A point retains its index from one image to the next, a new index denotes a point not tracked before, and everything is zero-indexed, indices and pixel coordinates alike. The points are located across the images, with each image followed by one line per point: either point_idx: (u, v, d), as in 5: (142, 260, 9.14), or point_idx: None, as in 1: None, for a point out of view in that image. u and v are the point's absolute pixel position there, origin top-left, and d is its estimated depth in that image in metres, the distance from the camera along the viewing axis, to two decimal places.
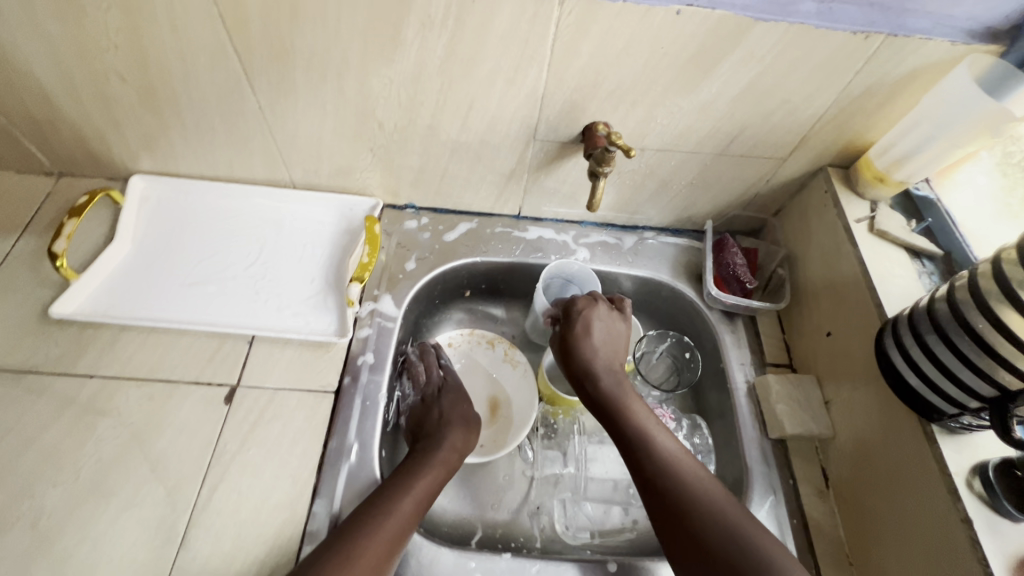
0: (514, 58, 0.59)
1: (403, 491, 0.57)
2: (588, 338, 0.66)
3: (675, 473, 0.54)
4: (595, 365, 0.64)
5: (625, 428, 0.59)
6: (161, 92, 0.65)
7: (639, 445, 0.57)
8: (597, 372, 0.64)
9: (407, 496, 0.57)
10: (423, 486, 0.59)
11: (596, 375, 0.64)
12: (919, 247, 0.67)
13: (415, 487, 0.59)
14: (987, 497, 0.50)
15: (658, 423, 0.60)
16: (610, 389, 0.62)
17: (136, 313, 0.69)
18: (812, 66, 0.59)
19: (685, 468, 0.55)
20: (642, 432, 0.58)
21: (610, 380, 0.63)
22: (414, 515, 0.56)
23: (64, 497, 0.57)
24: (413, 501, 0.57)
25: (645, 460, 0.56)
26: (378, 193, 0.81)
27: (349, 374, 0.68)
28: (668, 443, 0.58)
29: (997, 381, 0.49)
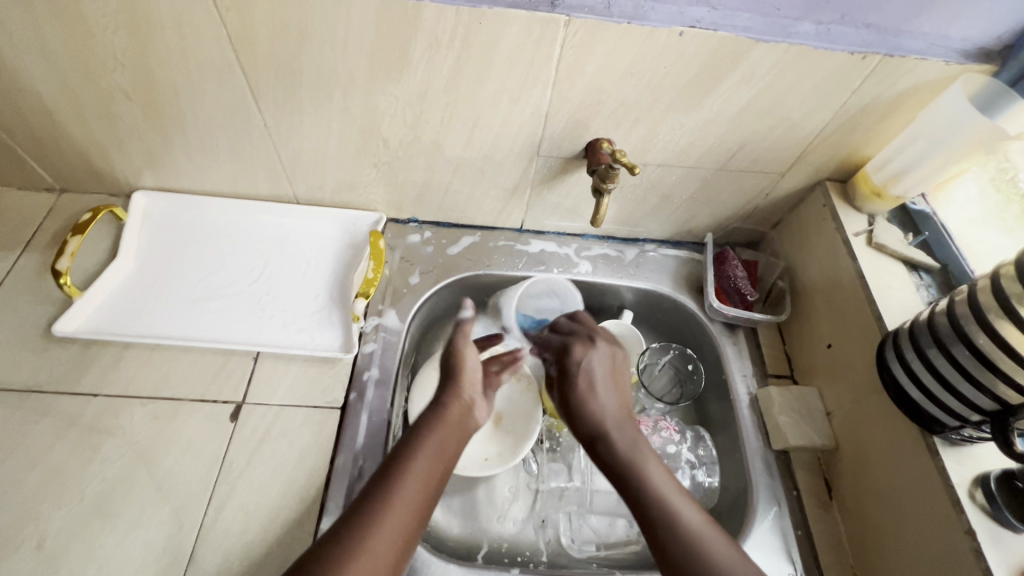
0: (520, 78, 0.60)
1: (404, 491, 0.52)
2: (597, 393, 0.64)
3: (690, 540, 0.49)
4: (605, 421, 0.62)
5: (637, 491, 0.55)
6: (166, 110, 0.65)
7: (652, 507, 0.53)
8: (609, 431, 0.61)
9: (408, 498, 0.51)
10: (424, 487, 0.53)
11: (608, 436, 0.61)
12: (917, 260, 0.68)
13: (416, 487, 0.53)
14: (990, 508, 0.51)
15: (674, 483, 0.55)
16: (623, 448, 0.59)
17: (140, 331, 0.69)
18: (811, 85, 0.60)
19: (704, 537, 0.50)
20: (657, 493, 0.54)
21: (622, 440, 0.60)
22: (415, 519, 0.51)
23: (69, 519, 0.57)
24: (415, 501, 0.52)
25: (656, 524, 0.51)
26: (381, 208, 0.81)
27: (355, 389, 0.68)
28: (686, 506, 0.53)
29: (996, 395, 0.50)
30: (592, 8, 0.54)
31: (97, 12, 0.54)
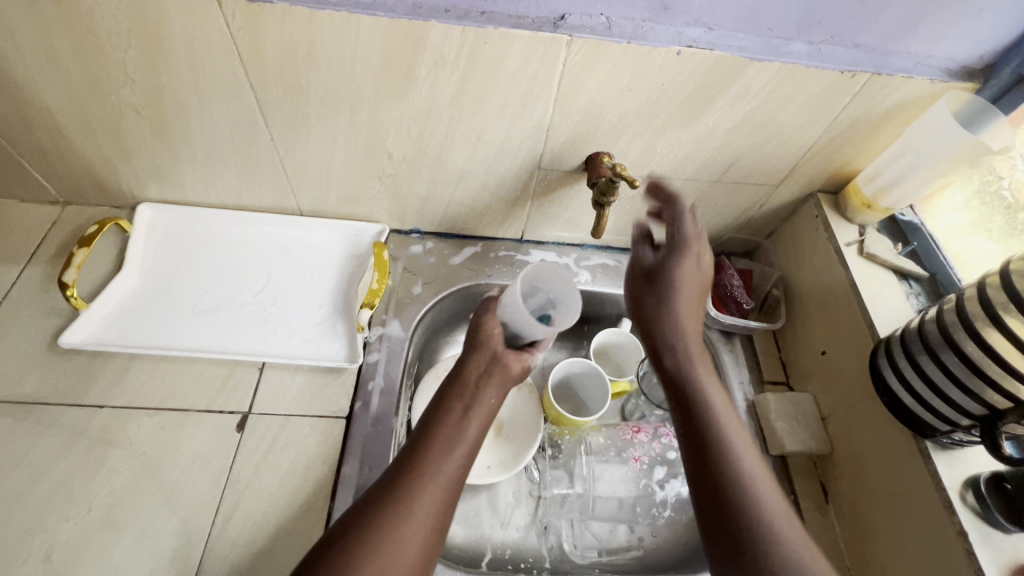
0: (522, 94, 0.62)
1: (438, 467, 0.49)
2: (668, 306, 0.59)
3: (757, 521, 0.44)
4: (682, 338, 0.57)
5: (706, 446, 0.49)
6: (174, 125, 0.67)
7: (720, 473, 0.47)
8: (686, 348, 0.56)
9: (447, 468, 0.50)
10: (465, 454, 0.51)
11: (680, 348, 0.57)
12: (907, 269, 0.71)
13: (447, 462, 0.50)
14: (980, 509, 0.53)
15: (743, 435, 0.50)
16: (698, 372, 0.55)
17: (146, 342, 0.70)
18: (803, 102, 0.63)
19: (751, 462, 0.48)
20: (714, 417, 0.51)
21: (687, 356, 0.56)
22: (451, 493, 0.50)
23: (77, 531, 0.57)
24: (455, 464, 0.51)
25: (723, 487, 0.47)
26: (384, 219, 0.82)
27: (360, 399, 0.69)
28: (757, 466, 0.48)
29: (986, 400, 0.52)
30: (593, 29, 0.56)
31: (110, 30, 0.55)
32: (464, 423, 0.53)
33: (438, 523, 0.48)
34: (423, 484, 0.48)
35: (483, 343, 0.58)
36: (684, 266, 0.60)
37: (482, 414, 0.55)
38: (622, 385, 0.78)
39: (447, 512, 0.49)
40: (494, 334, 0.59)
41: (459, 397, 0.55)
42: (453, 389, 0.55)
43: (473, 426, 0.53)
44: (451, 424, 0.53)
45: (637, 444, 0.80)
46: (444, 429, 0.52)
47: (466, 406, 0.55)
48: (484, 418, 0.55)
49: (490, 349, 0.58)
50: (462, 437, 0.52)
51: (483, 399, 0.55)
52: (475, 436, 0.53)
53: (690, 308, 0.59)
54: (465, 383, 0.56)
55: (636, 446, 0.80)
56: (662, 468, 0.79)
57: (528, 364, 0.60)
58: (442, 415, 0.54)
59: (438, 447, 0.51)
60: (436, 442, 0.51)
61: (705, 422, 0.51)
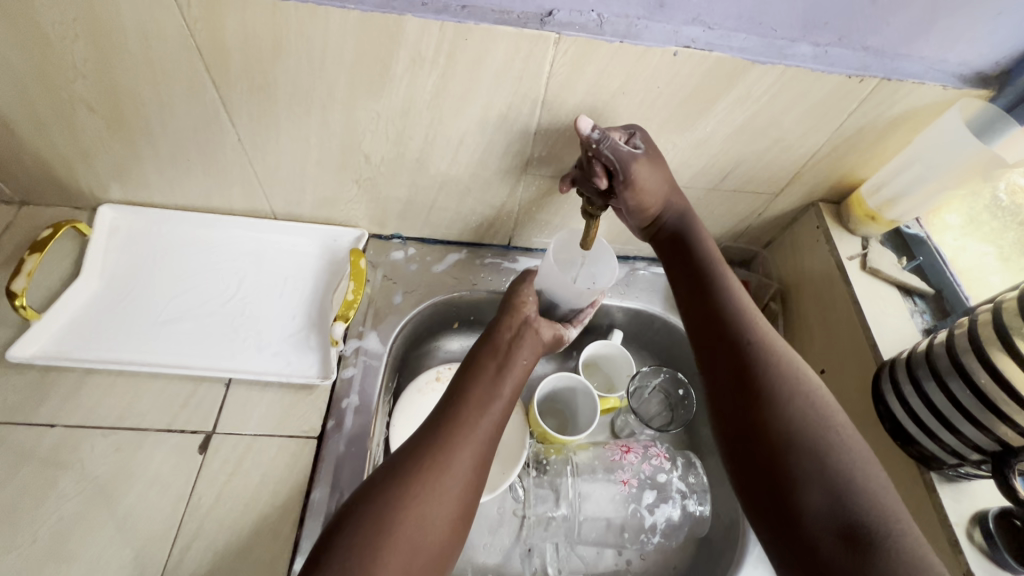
0: (507, 96, 0.58)
1: (477, 418, 0.54)
2: (676, 193, 0.65)
3: (768, 359, 0.53)
4: (688, 220, 0.65)
5: (718, 304, 0.58)
6: (133, 123, 0.62)
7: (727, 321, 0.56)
8: (695, 230, 0.64)
9: (485, 419, 0.55)
10: (498, 412, 0.56)
11: (690, 230, 0.64)
12: (911, 285, 0.67)
13: (486, 415, 0.55)
14: (988, 549, 0.50)
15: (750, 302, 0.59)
16: (705, 247, 0.63)
17: (104, 355, 0.65)
18: (807, 107, 0.59)
19: (765, 326, 0.56)
20: (728, 287, 0.59)
21: (697, 232, 0.64)
22: (488, 443, 0.54)
23: (21, 562, 0.53)
24: (493, 418, 0.56)
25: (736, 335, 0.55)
26: (364, 224, 0.78)
27: (333, 418, 0.65)
28: (766, 323, 0.57)
29: (998, 436, 0.48)
30: (584, 26, 0.52)
31: (54, 19, 0.50)
32: (500, 381, 0.59)
33: (479, 472, 0.52)
34: (462, 434, 0.53)
35: (516, 309, 0.65)
36: (639, 170, 0.58)
37: (516, 371, 0.60)
38: (611, 402, 0.75)
39: (486, 463, 0.53)
40: (528, 304, 0.67)
41: (492, 357, 0.61)
42: (488, 349, 0.62)
43: (507, 386, 0.58)
44: (486, 382, 0.58)
45: (625, 466, 0.73)
46: (479, 388, 0.57)
47: (499, 364, 0.60)
48: (517, 378, 0.60)
49: (522, 316, 0.65)
50: (499, 395, 0.57)
51: (517, 360, 0.61)
52: (510, 396, 0.58)
53: (686, 207, 0.65)
54: (498, 345, 0.63)
55: (624, 467, 0.74)
56: (652, 492, 0.72)
57: (561, 335, 0.67)
58: (478, 373, 0.59)
59: (474, 404, 0.56)
60: (471, 401, 0.56)
61: (722, 289, 0.59)
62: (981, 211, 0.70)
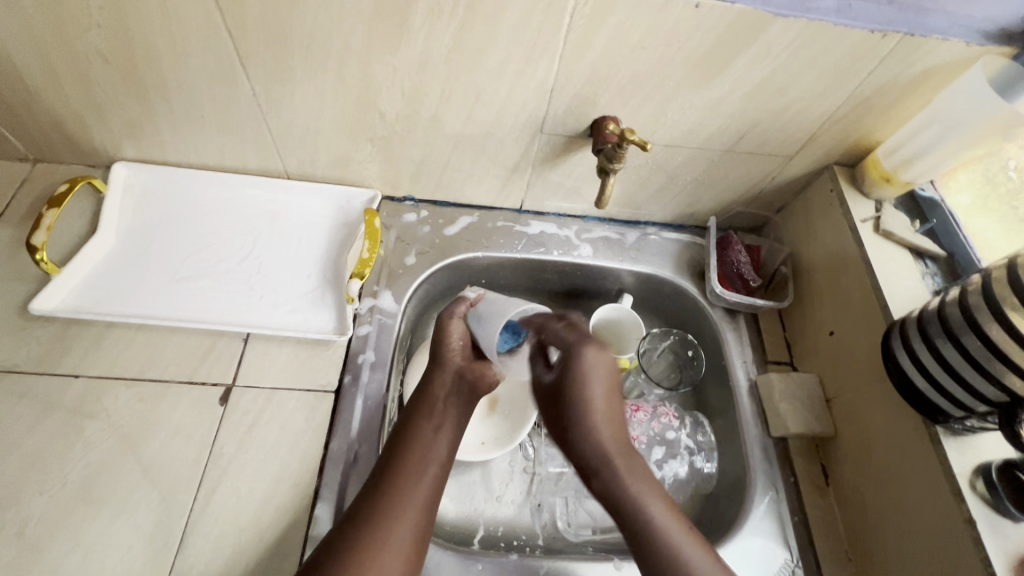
0: (525, 50, 0.57)
1: (413, 485, 0.54)
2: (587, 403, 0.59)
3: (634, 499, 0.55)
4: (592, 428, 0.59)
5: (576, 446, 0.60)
6: (147, 77, 0.61)
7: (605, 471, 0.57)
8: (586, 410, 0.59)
9: (422, 485, 0.54)
10: (437, 467, 0.57)
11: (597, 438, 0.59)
12: (923, 248, 0.68)
13: (424, 479, 0.55)
14: (990, 497, 0.51)
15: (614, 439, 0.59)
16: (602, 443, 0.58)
17: (122, 309, 0.66)
18: (827, 65, 0.58)
19: (647, 507, 0.55)
20: (604, 461, 0.58)
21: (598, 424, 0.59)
22: (429, 506, 0.54)
23: (52, 504, 0.55)
24: (430, 482, 0.55)
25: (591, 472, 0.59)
26: (376, 185, 0.78)
27: (350, 372, 0.66)
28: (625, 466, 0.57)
29: (1004, 385, 0.49)
30: None
31: None
32: (435, 445, 0.58)
33: (420, 538, 0.52)
34: (401, 501, 0.53)
35: (444, 363, 0.63)
36: (592, 358, 0.59)
37: (452, 427, 0.61)
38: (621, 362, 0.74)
39: (429, 528, 0.53)
40: (455, 349, 0.64)
41: (428, 417, 0.60)
42: (423, 410, 0.60)
43: (444, 441, 0.59)
44: (423, 443, 0.58)
45: (635, 423, 0.75)
46: (415, 450, 0.57)
47: (435, 425, 0.60)
48: (454, 433, 0.60)
49: (453, 367, 0.63)
50: (436, 451, 0.58)
51: (451, 418, 0.61)
52: (447, 454, 0.58)
53: (607, 418, 0.59)
54: (433, 402, 0.61)
55: (633, 426, 0.75)
56: (661, 448, 0.74)
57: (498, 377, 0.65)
58: (413, 436, 0.58)
59: (412, 469, 0.55)
60: (409, 465, 0.55)
61: (597, 466, 0.58)
62: (997, 171, 0.69)
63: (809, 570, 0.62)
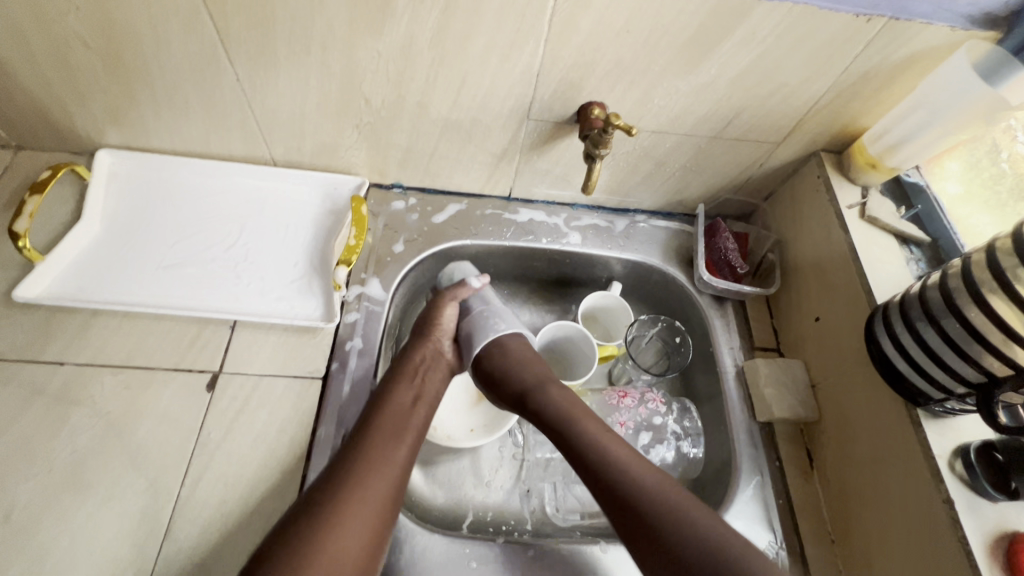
0: (510, 33, 0.57)
1: (390, 450, 0.56)
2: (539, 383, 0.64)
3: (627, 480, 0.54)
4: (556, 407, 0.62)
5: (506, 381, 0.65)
6: (128, 61, 0.61)
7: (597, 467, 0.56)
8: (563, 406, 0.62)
9: (399, 451, 0.56)
10: (413, 434, 0.59)
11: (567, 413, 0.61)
12: (908, 233, 0.68)
13: (400, 446, 0.57)
14: (968, 478, 0.52)
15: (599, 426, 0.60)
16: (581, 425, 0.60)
17: (109, 296, 0.66)
18: (812, 49, 0.58)
19: (584, 422, 0.60)
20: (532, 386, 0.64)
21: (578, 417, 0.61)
22: (403, 472, 0.55)
23: (38, 491, 0.55)
24: (406, 449, 0.57)
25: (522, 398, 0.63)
26: (364, 172, 0.78)
27: (337, 359, 0.66)
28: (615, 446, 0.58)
29: (983, 367, 0.50)
30: None
31: None
32: (413, 414, 0.60)
33: (394, 500, 0.53)
34: (378, 465, 0.54)
35: (427, 338, 0.68)
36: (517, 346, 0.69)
37: (429, 400, 0.63)
38: (610, 350, 0.76)
39: (401, 491, 0.55)
40: (443, 330, 0.70)
41: (408, 388, 0.62)
42: (402, 380, 0.62)
43: (421, 411, 0.61)
44: (401, 413, 0.59)
45: (622, 409, 0.75)
46: (392, 417, 0.58)
47: (413, 396, 0.62)
48: (430, 405, 0.63)
49: (435, 343, 0.68)
50: (412, 419, 0.60)
51: (429, 389, 0.64)
52: (422, 425, 0.60)
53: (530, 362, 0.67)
54: (414, 370, 0.64)
55: (621, 411, 0.75)
56: (648, 434, 0.74)
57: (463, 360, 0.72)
58: (391, 405, 0.59)
59: (388, 436, 0.57)
60: (385, 432, 0.57)
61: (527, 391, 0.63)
62: (983, 157, 0.70)
63: (793, 551, 0.62)
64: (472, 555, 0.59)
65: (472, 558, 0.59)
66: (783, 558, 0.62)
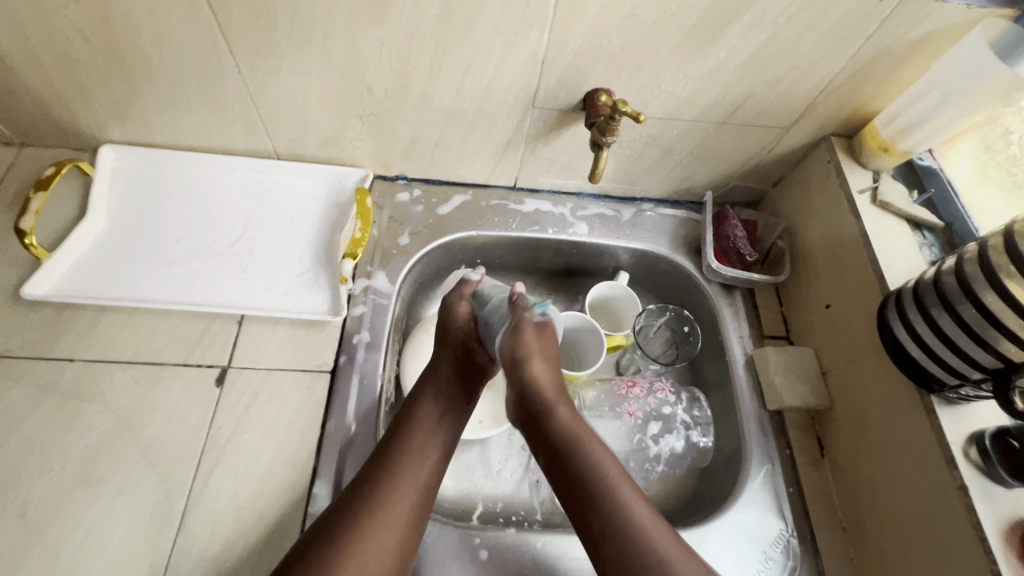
0: (514, 20, 0.56)
1: (415, 460, 0.55)
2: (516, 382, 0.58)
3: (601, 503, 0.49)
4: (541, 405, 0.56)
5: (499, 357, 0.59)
6: (129, 54, 0.60)
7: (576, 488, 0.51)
8: (548, 414, 0.56)
9: (425, 462, 0.55)
10: (441, 447, 0.57)
11: (546, 414, 0.56)
12: (920, 218, 0.67)
13: (427, 459, 0.55)
14: (983, 465, 0.51)
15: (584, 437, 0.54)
16: (563, 433, 0.54)
17: (116, 292, 0.66)
18: (823, 31, 0.57)
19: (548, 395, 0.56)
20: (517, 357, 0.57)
21: (559, 427, 0.55)
22: (431, 483, 0.55)
23: (51, 486, 0.55)
24: (433, 459, 0.56)
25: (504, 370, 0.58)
26: (368, 163, 0.77)
27: (345, 353, 0.66)
28: (603, 460, 0.52)
29: (999, 352, 0.49)
30: None
31: None
32: (441, 423, 0.59)
33: (419, 518, 0.52)
34: (406, 478, 0.53)
35: (455, 338, 0.64)
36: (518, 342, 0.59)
37: (458, 408, 0.61)
38: (617, 340, 0.74)
39: (427, 507, 0.53)
40: (465, 328, 0.65)
41: (436, 396, 0.60)
42: (431, 388, 0.61)
43: (450, 422, 0.59)
44: (427, 423, 0.58)
45: (631, 399, 0.74)
46: (420, 427, 0.57)
47: (443, 405, 0.60)
48: (460, 412, 0.61)
49: (461, 346, 0.64)
50: (440, 433, 0.58)
51: (460, 394, 0.62)
52: (451, 435, 0.59)
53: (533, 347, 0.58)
54: (443, 379, 0.62)
55: (630, 401, 0.74)
56: (656, 424, 0.73)
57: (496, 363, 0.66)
58: (417, 419, 0.58)
59: (415, 446, 0.56)
60: (413, 442, 0.56)
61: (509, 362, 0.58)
62: (997, 140, 0.69)
63: (804, 539, 0.62)
64: (482, 545, 0.59)
65: (482, 548, 0.59)
66: (794, 546, 0.62)
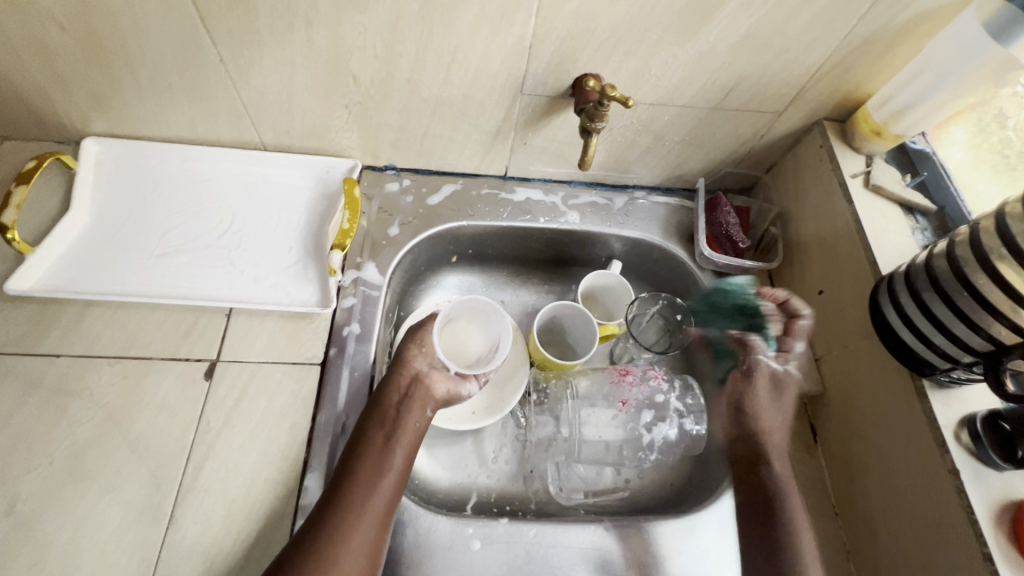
0: (500, 4, 0.55)
1: (365, 499, 0.53)
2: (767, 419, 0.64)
3: (786, 533, 0.56)
4: (769, 445, 0.63)
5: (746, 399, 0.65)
6: (109, 45, 0.59)
7: (780, 516, 0.57)
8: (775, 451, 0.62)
9: (377, 498, 0.54)
10: (391, 483, 0.55)
11: (771, 455, 0.62)
12: (914, 203, 0.67)
13: (377, 493, 0.54)
14: (974, 448, 0.51)
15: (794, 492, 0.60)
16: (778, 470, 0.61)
17: (101, 286, 0.65)
18: (816, 12, 0.56)
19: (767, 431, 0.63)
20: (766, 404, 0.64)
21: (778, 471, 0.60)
22: (383, 516, 0.54)
23: (40, 482, 0.55)
24: (385, 495, 0.55)
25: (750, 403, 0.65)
26: (356, 154, 0.76)
27: (335, 345, 0.66)
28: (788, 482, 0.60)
29: (991, 335, 0.49)
30: None
31: None
32: (388, 453, 0.57)
33: (376, 553, 0.52)
34: (354, 517, 0.52)
35: (403, 365, 0.62)
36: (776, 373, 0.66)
37: (407, 440, 0.58)
38: (610, 329, 0.75)
39: (383, 539, 0.53)
40: (415, 357, 0.63)
41: (379, 427, 0.58)
42: (373, 420, 0.58)
43: (398, 454, 0.57)
44: (374, 458, 0.56)
45: (625, 387, 0.73)
46: (367, 462, 0.55)
47: (387, 435, 0.58)
48: (410, 443, 0.58)
49: (412, 370, 0.62)
50: (387, 467, 0.56)
51: (406, 425, 0.59)
52: (402, 466, 0.57)
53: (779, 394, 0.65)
54: (385, 411, 0.59)
55: (625, 389, 0.74)
56: (650, 412, 0.72)
57: (456, 390, 0.64)
58: (364, 451, 0.56)
59: (362, 483, 0.54)
60: (361, 476, 0.54)
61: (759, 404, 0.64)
62: (990, 122, 0.68)
63: None
64: (475, 534, 0.59)
65: (476, 538, 0.59)
66: None
